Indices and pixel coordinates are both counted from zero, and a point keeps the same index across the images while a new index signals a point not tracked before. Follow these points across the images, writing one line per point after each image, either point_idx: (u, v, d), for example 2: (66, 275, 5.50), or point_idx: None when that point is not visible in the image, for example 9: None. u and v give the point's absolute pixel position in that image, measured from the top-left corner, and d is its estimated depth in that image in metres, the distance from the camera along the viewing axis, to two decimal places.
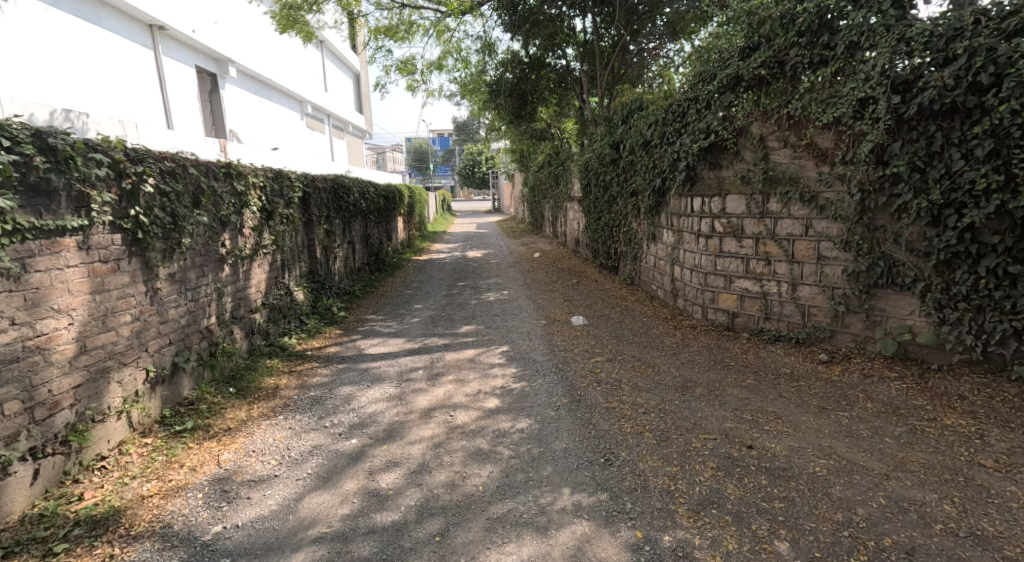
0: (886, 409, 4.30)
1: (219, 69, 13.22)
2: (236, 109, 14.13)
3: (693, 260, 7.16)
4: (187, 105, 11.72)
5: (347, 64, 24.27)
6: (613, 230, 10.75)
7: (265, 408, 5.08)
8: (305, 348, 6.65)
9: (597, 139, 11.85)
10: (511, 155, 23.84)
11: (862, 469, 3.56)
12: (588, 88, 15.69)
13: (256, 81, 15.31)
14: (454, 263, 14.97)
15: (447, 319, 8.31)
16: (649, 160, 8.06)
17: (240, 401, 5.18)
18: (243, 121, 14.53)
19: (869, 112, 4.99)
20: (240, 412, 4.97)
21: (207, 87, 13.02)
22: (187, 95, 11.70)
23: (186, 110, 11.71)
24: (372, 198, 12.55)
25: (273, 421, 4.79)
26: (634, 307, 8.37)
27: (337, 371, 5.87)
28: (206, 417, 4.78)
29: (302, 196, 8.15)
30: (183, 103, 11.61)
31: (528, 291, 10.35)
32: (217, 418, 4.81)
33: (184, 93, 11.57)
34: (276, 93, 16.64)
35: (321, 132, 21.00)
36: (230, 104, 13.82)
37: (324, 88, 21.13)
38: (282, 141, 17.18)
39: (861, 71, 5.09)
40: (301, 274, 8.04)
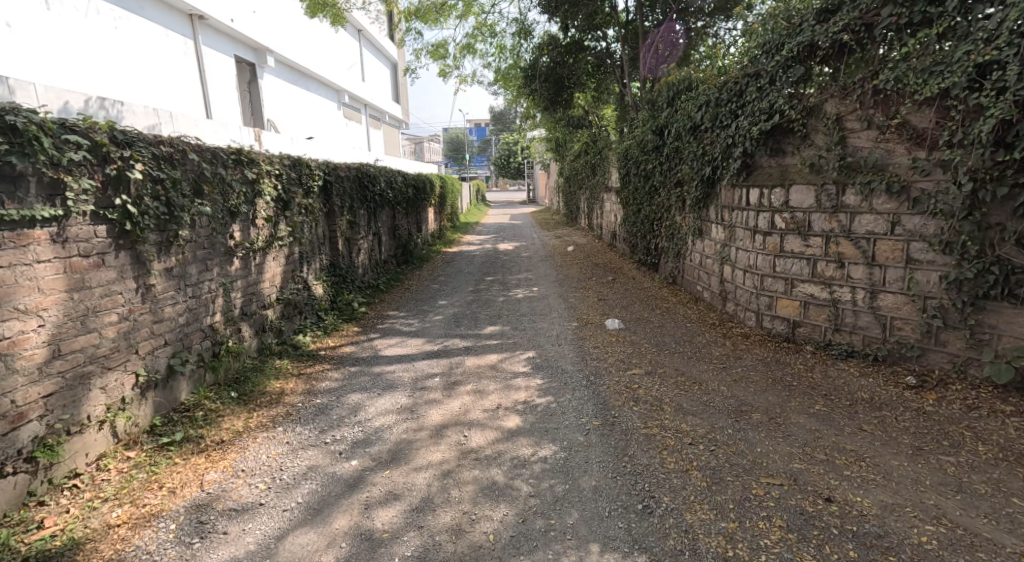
0: (1010, 459, 3.81)
1: (259, 59, 12.85)
2: (275, 98, 13.82)
3: (746, 259, 6.43)
4: (227, 96, 11.39)
5: (386, 55, 23.99)
6: (653, 224, 10.01)
7: (268, 415, 4.47)
8: (318, 348, 6.15)
9: (638, 125, 11.13)
10: (546, 144, 23.13)
11: (992, 545, 3.03)
12: (630, 72, 14.98)
13: (294, 70, 14.93)
14: (485, 256, 14.39)
15: (474, 318, 7.74)
16: (700, 146, 7.32)
17: (242, 408, 4.57)
18: (282, 111, 14.24)
19: (991, 81, 4.30)
20: (240, 421, 4.37)
21: (246, 77, 12.69)
22: (228, 85, 11.36)
23: (226, 101, 11.37)
24: (401, 187, 12.07)
25: (271, 434, 4.18)
26: (676, 309, 7.68)
27: (350, 376, 5.36)
28: (200, 426, 4.23)
29: (323, 184, 7.67)
30: (223, 94, 11.23)
31: (561, 289, 9.68)
32: (213, 428, 4.24)
33: (224, 84, 11.23)
34: (314, 82, 16.28)
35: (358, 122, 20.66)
36: (269, 93, 13.51)
37: (363, 79, 20.78)
38: (319, 130, 16.79)
39: (982, 30, 4.36)
40: (321, 267, 7.58)
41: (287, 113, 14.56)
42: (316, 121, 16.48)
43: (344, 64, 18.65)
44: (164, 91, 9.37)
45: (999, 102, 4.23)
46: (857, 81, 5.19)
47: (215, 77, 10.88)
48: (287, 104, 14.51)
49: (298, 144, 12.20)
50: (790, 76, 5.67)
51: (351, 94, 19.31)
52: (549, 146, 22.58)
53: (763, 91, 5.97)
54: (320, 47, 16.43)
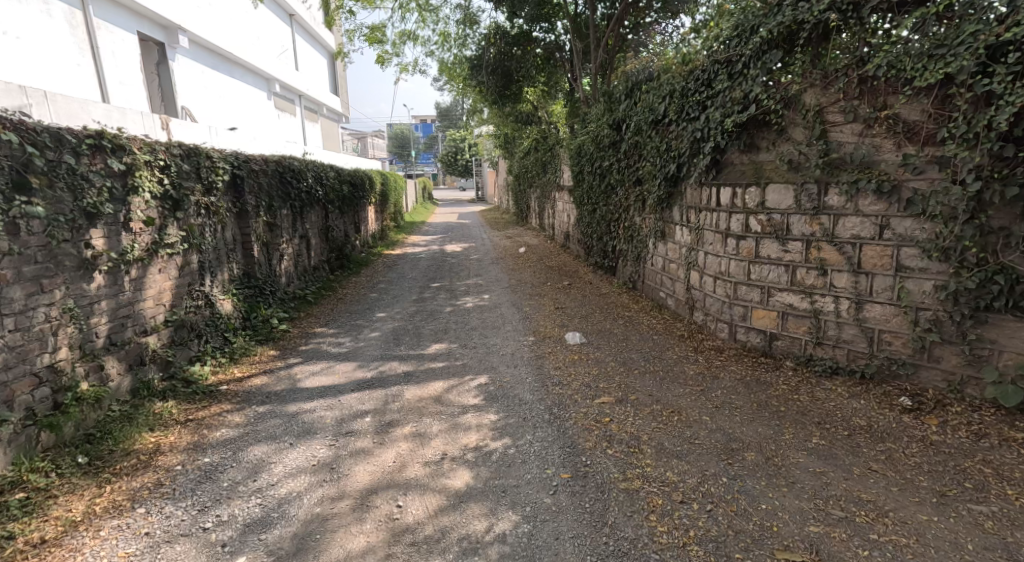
0: None
1: (169, 38, 11.51)
2: (190, 86, 12.46)
3: (718, 265, 5.74)
4: (130, 77, 10.08)
5: (322, 43, 22.61)
6: (610, 224, 9.32)
7: (127, 491, 3.62)
8: (220, 384, 5.22)
9: (592, 120, 10.45)
10: (494, 141, 22.28)
11: None
12: (579, 67, 14.32)
13: (213, 53, 13.53)
14: (431, 259, 13.47)
15: (412, 334, 6.83)
16: (663, 140, 6.59)
17: (90, 480, 3.71)
18: (198, 100, 12.87)
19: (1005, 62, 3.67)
20: (81, 502, 3.51)
21: (153, 58, 11.34)
22: (129, 66, 10.03)
23: (128, 84, 10.08)
24: (334, 184, 10.98)
25: (125, 522, 3.35)
26: (641, 319, 6.94)
27: (251, 423, 4.45)
28: (15, 517, 3.33)
29: (229, 180, 6.60)
30: (123, 75, 9.91)
31: (511, 296, 8.88)
32: (32, 520, 3.34)
33: (126, 65, 9.92)
34: (237, 68, 14.88)
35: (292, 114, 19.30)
36: (184, 79, 12.17)
37: (296, 67, 19.40)
38: (245, 122, 15.39)
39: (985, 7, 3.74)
40: (231, 278, 6.52)
41: (205, 102, 13.21)
42: (241, 111, 15.08)
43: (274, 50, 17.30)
44: (43, 68, 8.07)
45: (1016, 88, 3.60)
46: (845, 67, 4.46)
47: (113, 57, 9.58)
48: (205, 92, 13.15)
49: (218, 134, 10.96)
50: (769, 64, 4.90)
51: (283, 84, 17.94)
52: (497, 142, 21.76)
53: (740, 81, 5.19)
54: (243, 30, 15.05)
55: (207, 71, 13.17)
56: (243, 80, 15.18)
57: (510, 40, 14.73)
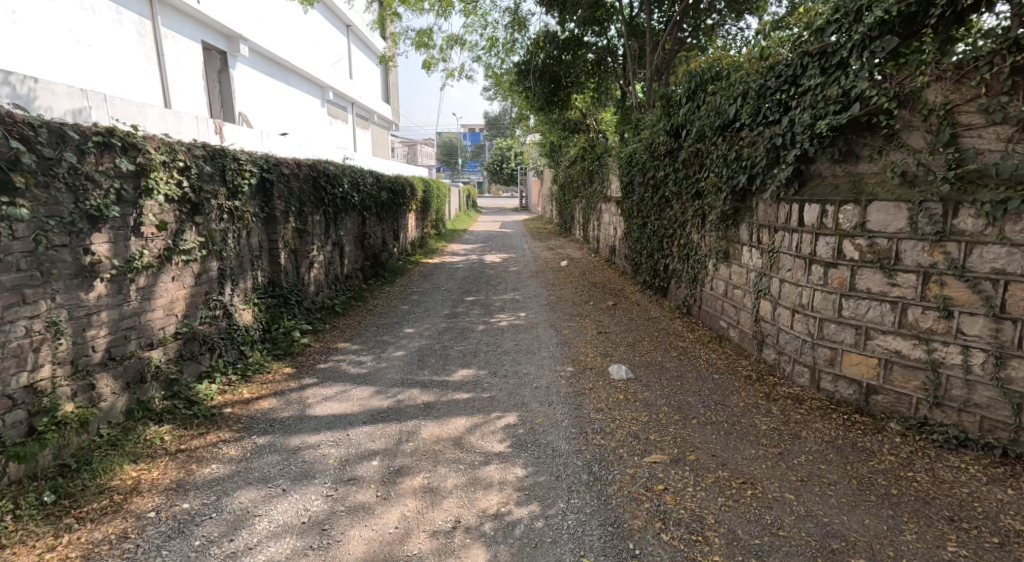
0: None
1: (230, 47, 11.31)
2: (248, 92, 12.22)
3: (795, 296, 4.91)
4: (192, 85, 9.81)
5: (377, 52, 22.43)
6: (662, 241, 8.50)
7: (85, 544, 3.07)
8: (222, 407, 4.55)
9: (645, 127, 9.67)
10: (540, 149, 21.69)
11: None
12: (632, 74, 13.61)
13: (272, 61, 13.31)
14: (468, 269, 12.82)
15: (442, 355, 6.18)
16: (730, 147, 5.79)
17: (48, 527, 3.17)
18: (256, 106, 12.63)
19: None
20: (28, 556, 3.00)
21: (215, 66, 11.11)
22: (193, 73, 9.77)
23: (191, 91, 9.81)
24: (371, 187, 10.51)
25: None
26: (697, 353, 6.12)
27: (249, 457, 3.81)
28: None
29: (258, 183, 6.09)
30: (187, 82, 9.65)
31: (552, 316, 8.11)
32: None
33: (189, 72, 9.66)
34: (295, 76, 14.65)
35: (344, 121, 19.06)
36: (243, 86, 11.93)
37: (349, 75, 19.16)
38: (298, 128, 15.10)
39: None
40: (254, 286, 5.99)
41: (263, 108, 12.96)
42: (295, 118, 14.80)
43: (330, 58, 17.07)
44: (109, 74, 7.80)
45: None
46: (992, 51, 3.77)
47: (178, 64, 9.31)
48: (263, 99, 12.91)
49: (271, 140, 10.63)
50: (879, 51, 4.18)
51: (337, 91, 17.71)
52: (542, 150, 21.11)
53: (839, 76, 4.46)
54: (301, 38, 14.84)
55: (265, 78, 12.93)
56: (299, 87, 14.96)
57: (559, 44, 14.05)
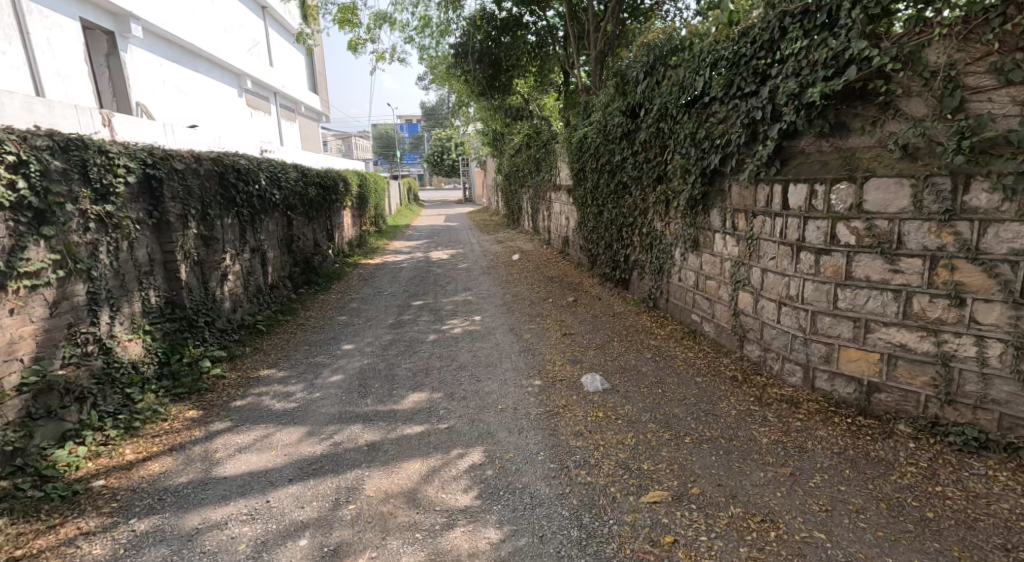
0: None
1: (119, 26, 10.08)
2: (147, 81, 10.96)
3: (782, 287, 4.32)
4: (68, 69, 8.69)
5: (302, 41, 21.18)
6: (620, 230, 7.93)
7: None
8: (94, 479, 3.88)
9: (596, 109, 9.04)
10: (483, 138, 20.85)
11: None
12: (573, 57, 12.95)
13: (174, 44, 12.01)
14: (413, 269, 12.01)
15: (385, 380, 5.41)
16: (702, 126, 5.12)
17: None
18: (156, 97, 11.36)
19: None
20: None
21: (102, 49, 9.82)
22: (67, 55, 8.64)
23: (67, 77, 8.68)
24: (296, 185, 9.52)
25: None
26: (673, 353, 5.48)
27: (122, 554, 3.18)
28: None
29: (140, 182, 5.41)
30: (60, 66, 8.51)
31: (506, 318, 7.45)
32: None
33: (63, 54, 8.55)
34: (203, 63, 13.33)
35: (267, 113, 17.78)
36: (139, 73, 10.67)
37: (270, 64, 17.86)
38: (211, 121, 13.81)
39: None
40: (143, 309, 5.31)
41: (165, 100, 11.68)
42: (207, 110, 13.54)
43: (245, 44, 15.76)
44: None
45: None
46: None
47: (48, 45, 8.22)
48: (165, 89, 11.62)
49: (176, 133, 9.51)
50: (872, 5, 3.56)
51: (255, 81, 16.39)
52: (486, 139, 20.31)
53: (826, 37, 3.81)
54: (210, 21, 13.53)
55: (167, 64, 11.64)
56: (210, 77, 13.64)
57: (498, 25, 13.40)
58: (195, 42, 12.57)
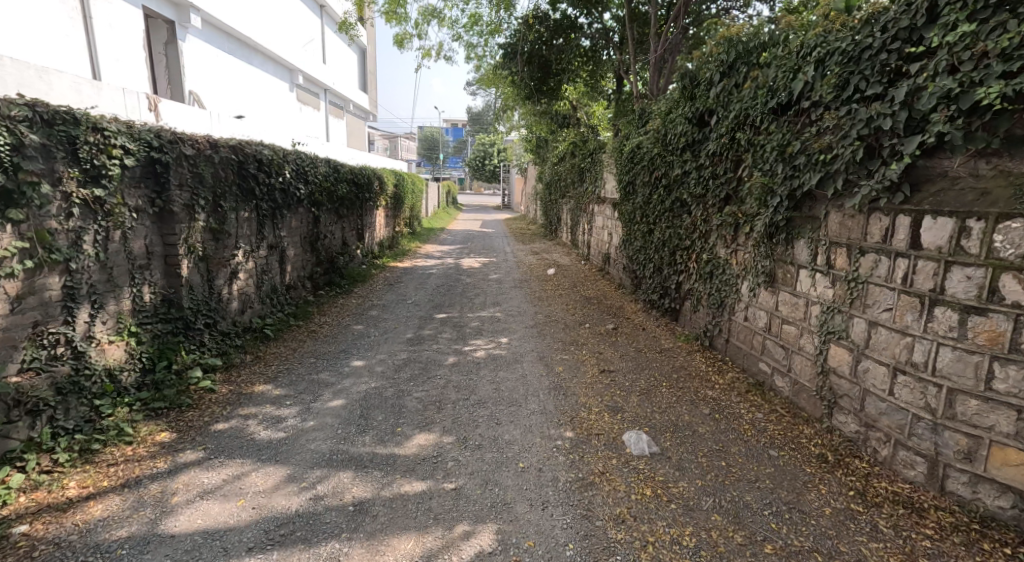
0: None
1: (180, 14, 9.64)
2: (204, 70, 10.52)
3: (900, 350, 3.55)
4: (128, 56, 8.23)
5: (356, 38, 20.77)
6: (674, 253, 7.02)
7: None
8: (19, 522, 3.19)
9: (654, 116, 8.15)
10: (526, 143, 20.14)
11: None
12: (629, 63, 12.11)
13: (232, 36, 11.57)
14: (442, 276, 11.27)
15: (390, 412, 4.60)
16: (799, 135, 4.22)
17: None
18: (212, 88, 10.90)
19: None
20: None
21: (161, 37, 9.43)
22: (129, 43, 8.22)
23: (126, 63, 8.24)
24: (325, 179, 8.87)
25: None
26: (737, 408, 4.61)
27: None
28: None
29: (143, 165, 4.76)
30: (121, 52, 8.07)
31: (539, 345, 6.59)
32: None
33: (123, 41, 8.11)
34: (260, 55, 12.89)
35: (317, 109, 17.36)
36: (197, 64, 10.22)
37: (324, 60, 17.43)
38: (264, 116, 13.35)
39: None
40: (133, 306, 4.64)
41: (220, 89, 11.22)
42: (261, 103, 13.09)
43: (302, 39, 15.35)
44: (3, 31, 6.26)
45: None
46: None
47: (108, 31, 7.80)
48: (220, 78, 11.15)
49: (225, 121, 8.99)
50: None
51: (308, 76, 15.96)
52: (529, 144, 19.57)
53: (1005, 19, 2.99)
54: (267, 12, 13.10)
55: (223, 55, 11.19)
56: (265, 69, 13.20)
57: (551, 27, 12.62)
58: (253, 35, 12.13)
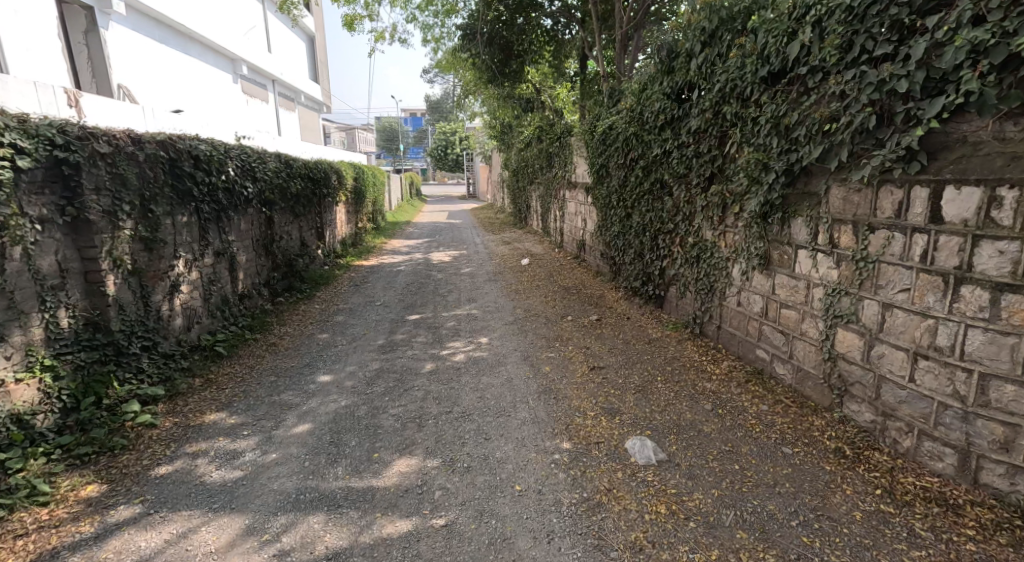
0: None
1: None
2: (133, 61, 9.75)
3: (920, 334, 3.22)
4: (36, 45, 7.61)
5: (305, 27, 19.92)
6: (654, 237, 6.67)
7: None
8: None
9: (626, 94, 7.77)
10: (491, 130, 19.60)
11: None
12: (593, 41, 11.71)
13: (162, 24, 10.76)
14: (412, 273, 10.76)
15: (365, 436, 4.21)
16: (798, 105, 3.84)
17: None
18: (142, 80, 10.12)
19: None
20: None
21: (79, 25, 8.59)
22: (28, 28, 7.45)
23: (31, 53, 7.49)
24: (278, 176, 8.27)
25: None
26: (739, 399, 4.20)
27: None
28: None
29: (45, 168, 4.40)
30: (21, 39, 7.32)
31: (519, 344, 6.17)
32: None
33: (30, 30, 7.51)
34: (196, 45, 12.08)
35: (265, 101, 16.53)
36: (123, 53, 9.44)
37: (269, 49, 16.58)
38: (205, 110, 12.55)
39: None
40: (45, 334, 4.35)
41: (152, 82, 10.43)
42: (200, 96, 12.31)
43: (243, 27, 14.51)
44: None
45: None
46: None
47: (13, 18, 7.17)
48: (152, 70, 10.37)
49: (160, 115, 8.29)
50: None
51: (252, 66, 15.12)
52: (494, 131, 19.04)
53: None
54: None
55: (154, 44, 10.40)
56: (203, 60, 12.38)
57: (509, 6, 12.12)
58: (187, 22, 11.33)
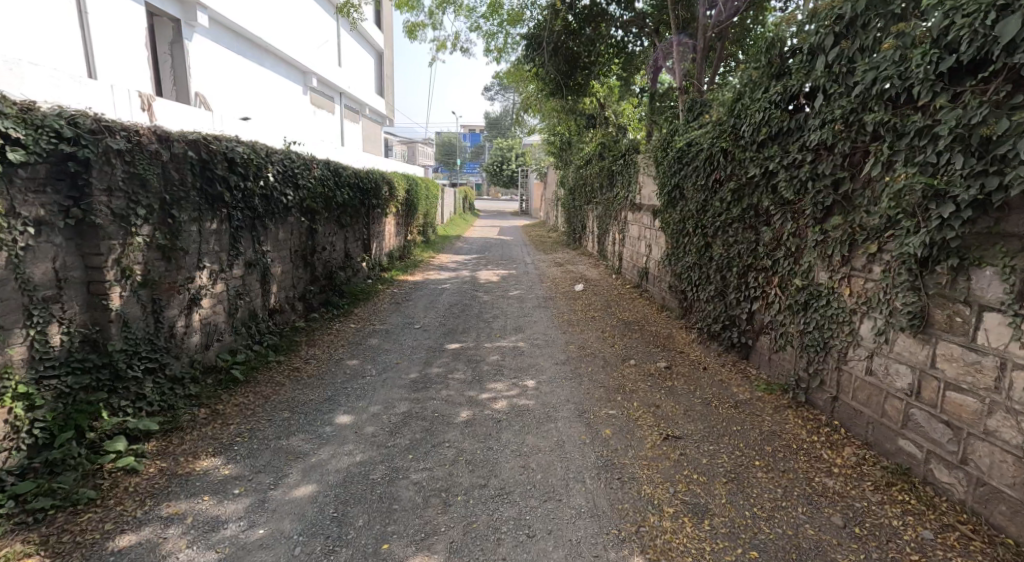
0: None
1: (186, 11, 8.48)
2: (212, 71, 9.31)
3: None
4: (124, 54, 7.24)
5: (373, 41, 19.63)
6: (744, 274, 5.55)
7: None
8: None
9: (712, 109, 6.78)
10: (548, 146, 18.80)
11: None
12: (667, 56, 10.78)
13: (244, 36, 10.37)
14: (457, 292, 9.92)
15: (377, 513, 3.36)
16: (1008, 110, 3.10)
17: None
18: (220, 90, 9.68)
19: None
20: None
21: (166, 36, 8.27)
22: (116, 38, 7.07)
23: (114, 59, 7.08)
24: (322, 184, 7.56)
25: None
26: (881, 514, 3.43)
27: None
28: None
29: (48, 163, 3.69)
30: (106, 46, 6.92)
31: (573, 394, 5.13)
32: None
33: (119, 37, 7.14)
34: (272, 57, 11.68)
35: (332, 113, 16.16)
36: (205, 63, 9.02)
37: (340, 63, 16.24)
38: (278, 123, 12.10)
39: None
40: (27, 354, 3.59)
41: (229, 90, 10.00)
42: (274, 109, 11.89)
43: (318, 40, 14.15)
44: None
45: None
46: None
47: (103, 23, 6.85)
48: (229, 79, 9.93)
49: (230, 123, 7.72)
50: None
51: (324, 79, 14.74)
52: (553, 147, 18.21)
53: None
54: (284, 10, 11.91)
55: (233, 56, 9.99)
56: (277, 71, 11.99)
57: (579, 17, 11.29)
58: (266, 34, 10.94)
